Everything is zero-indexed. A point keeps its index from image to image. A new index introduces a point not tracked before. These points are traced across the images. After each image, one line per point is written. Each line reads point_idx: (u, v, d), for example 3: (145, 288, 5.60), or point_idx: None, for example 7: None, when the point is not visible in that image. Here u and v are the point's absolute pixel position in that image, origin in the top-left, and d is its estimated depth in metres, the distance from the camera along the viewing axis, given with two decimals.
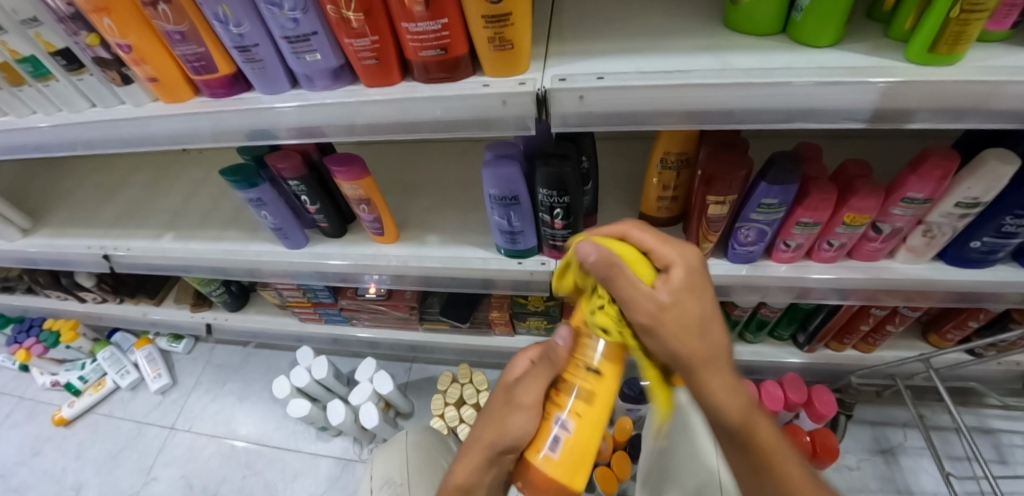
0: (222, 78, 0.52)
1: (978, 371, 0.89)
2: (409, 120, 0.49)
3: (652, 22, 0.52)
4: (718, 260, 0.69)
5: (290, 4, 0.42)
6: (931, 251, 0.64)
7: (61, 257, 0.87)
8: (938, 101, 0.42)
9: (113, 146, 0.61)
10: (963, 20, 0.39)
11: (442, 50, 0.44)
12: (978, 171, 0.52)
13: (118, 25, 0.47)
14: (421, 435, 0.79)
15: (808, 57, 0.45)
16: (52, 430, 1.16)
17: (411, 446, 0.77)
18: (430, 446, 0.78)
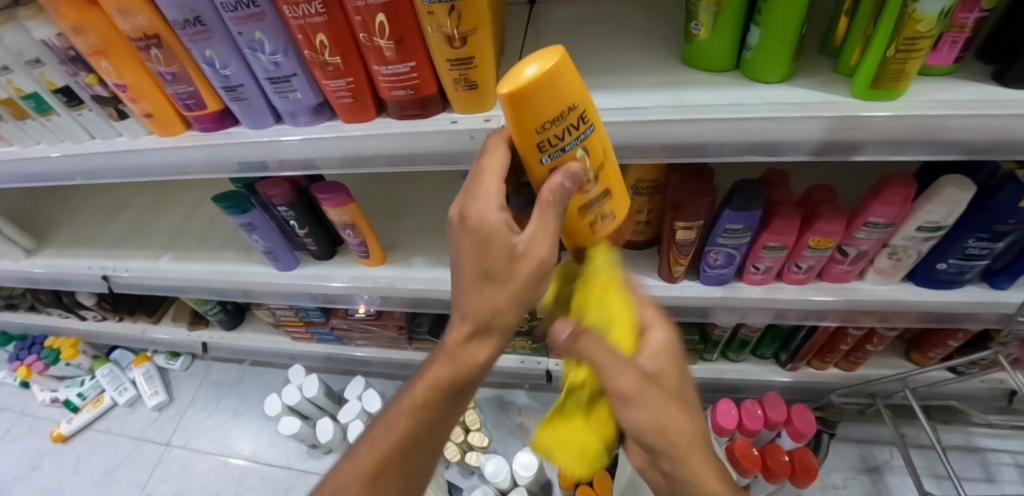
0: (211, 114, 0.56)
1: (961, 389, 0.89)
2: (386, 154, 0.52)
3: (616, 58, 0.55)
4: (692, 282, 0.71)
5: (271, 48, 0.46)
6: (899, 273, 0.66)
7: (63, 278, 0.90)
8: (882, 135, 0.45)
9: (111, 174, 0.64)
10: (902, 60, 0.41)
11: (413, 91, 0.47)
12: (936, 197, 0.54)
13: (115, 66, 0.51)
14: None
15: (759, 92, 0.47)
16: (51, 445, 1.18)
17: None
18: None
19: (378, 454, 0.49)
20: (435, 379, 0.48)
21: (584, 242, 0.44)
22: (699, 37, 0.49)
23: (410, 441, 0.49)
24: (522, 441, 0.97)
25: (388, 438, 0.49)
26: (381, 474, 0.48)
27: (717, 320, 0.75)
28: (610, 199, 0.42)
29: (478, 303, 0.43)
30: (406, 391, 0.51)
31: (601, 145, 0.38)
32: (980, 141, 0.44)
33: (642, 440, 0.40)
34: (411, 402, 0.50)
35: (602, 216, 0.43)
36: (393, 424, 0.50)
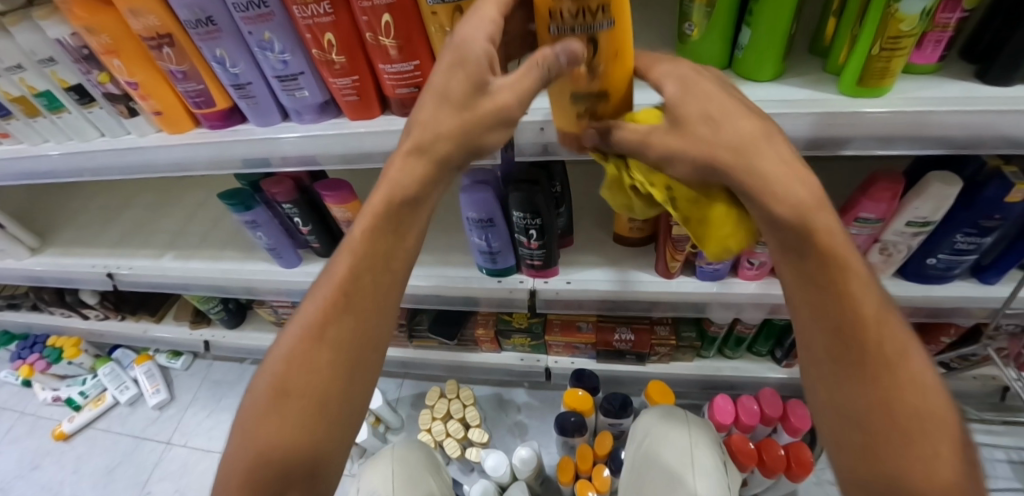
0: (219, 111, 0.57)
1: (954, 385, 0.90)
2: (389, 150, 0.53)
3: None
4: (687, 278, 0.71)
5: (279, 47, 0.47)
6: (889, 268, 0.68)
7: (67, 276, 0.91)
8: (868, 131, 0.47)
9: (118, 171, 0.66)
10: (886, 58, 0.43)
11: (416, 88, 0.49)
12: (923, 193, 0.56)
13: (127, 65, 0.52)
14: (407, 449, 0.80)
15: (750, 90, 0.49)
16: (52, 444, 1.18)
17: (395, 460, 0.78)
18: (416, 460, 0.79)
19: (298, 345, 0.39)
20: (353, 244, 0.41)
21: (571, 128, 0.40)
22: (692, 38, 0.51)
23: (335, 321, 0.40)
24: (521, 438, 0.98)
25: (305, 324, 0.40)
26: (307, 365, 0.39)
27: (713, 316, 0.76)
28: (607, 98, 0.37)
29: (425, 120, 0.37)
30: (321, 272, 0.42)
31: (620, 43, 0.33)
32: (962, 137, 0.46)
33: (889, 427, 0.34)
34: (328, 279, 0.41)
35: (592, 116, 0.38)
36: (309, 309, 0.41)
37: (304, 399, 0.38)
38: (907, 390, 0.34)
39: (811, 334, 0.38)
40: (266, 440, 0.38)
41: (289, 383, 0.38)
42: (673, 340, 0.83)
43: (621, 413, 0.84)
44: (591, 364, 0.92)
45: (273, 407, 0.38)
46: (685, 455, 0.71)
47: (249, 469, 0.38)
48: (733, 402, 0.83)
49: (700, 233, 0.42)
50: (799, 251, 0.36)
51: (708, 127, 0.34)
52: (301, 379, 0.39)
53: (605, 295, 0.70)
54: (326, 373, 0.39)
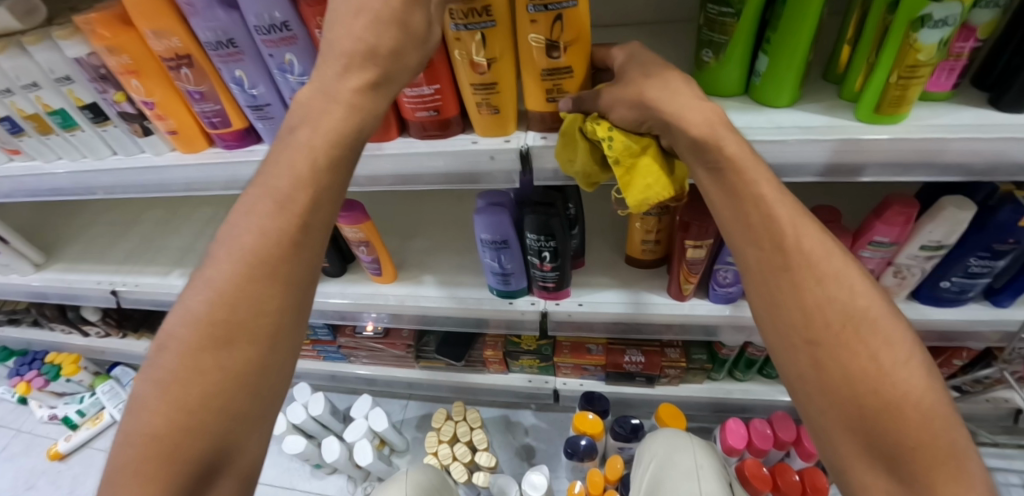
0: (235, 132, 0.57)
1: (968, 409, 0.89)
2: (406, 172, 0.53)
3: None
4: (700, 300, 0.70)
5: (300, 70, 0.47)
6: (903, 291, 0.67)
7: (72, 293, 0.90)
8: (884, 157, 0.47)
9: (130, 189, 0.65)
10: (903, 86, 0.44)
11: (435, 112, 0.49)
12: (937, 217, 0.56)
13: (145, 85, 0.52)
14: (421, 473, 0.77)
15: (768, 116, 0.50)
16: (47, 464, 1.15)
17: (411, 485, 0.75)
18: (431, 484, 0.76)
19: (240, 265, 0.34)
20: (299, 157, 0.35)
21: (541, 106, 0.47)
22: (709, 64, 0.51)
23: (284, 245, 0.34)
24: (529, 462, 0.96)
25: (247, 243, 0.34)
26: (252, 294, 0.33)
27: (727, 338, 0.74)
28: (574, 76, 0.44)
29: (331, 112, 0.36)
30: (241, 213, 0.35)
31: (580, 26, 0.40)
32: (980, 163, 0.46)
33: (881, 390, 0.32)
34: (269, 195, 0.35)
35: (558, 91, 0.45)
36: (248, 236, 0.34)
37: (248, 328, 0.33)
38: (837, 298, 0.34)
39: (775, 302, 0.36)
40: (194, 383, 0.32)
41: (234, 328, 0.33)
42: (685, 363, 0.81)
43: (631, 436, 0.82)
44: (601, 387, 0.90)
45: (204, 352, 0.32)
46: (690, 482, 0.69)
47: (172, 432, 0.31)
48: (744, 425, 0.82)
49: (625, 182, 0.45)
50: (729, 190, 0.38)
51: (641, 79, 0.40)
52: (244, 316, 0.33)
53: (618, 317, 0.70)
54: (272, 301, 0.34)
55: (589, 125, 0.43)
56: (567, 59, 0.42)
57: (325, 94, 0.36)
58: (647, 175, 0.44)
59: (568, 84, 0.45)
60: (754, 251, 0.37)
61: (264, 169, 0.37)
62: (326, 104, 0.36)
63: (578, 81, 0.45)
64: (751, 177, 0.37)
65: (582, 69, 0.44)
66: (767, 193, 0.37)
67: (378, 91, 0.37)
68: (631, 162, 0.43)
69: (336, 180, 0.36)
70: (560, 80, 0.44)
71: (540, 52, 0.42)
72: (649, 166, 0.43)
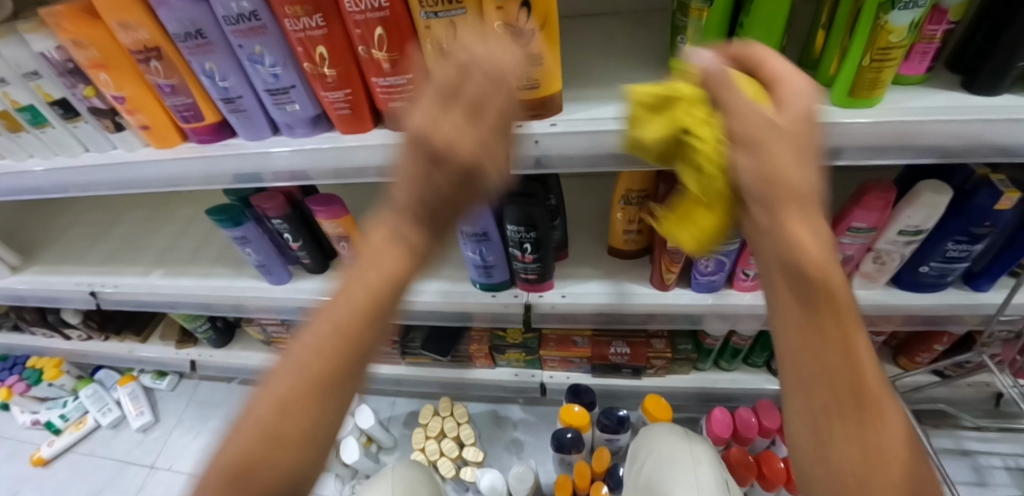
0: (209, 126, 0.56)
1: (952, 393, 0.89)
2: (383, 163, 0.52)
3: (607, 71, 0.57)
4: (683, 290, 0.70)
5: (271, 61, 0.47)
6: (883, 277, 0.67)
7: (50, 295, 0.89)
8: (858, 139, 0.47)
9: (103, 187, 0.64)
10: (876, 69, 0.44)
11: (409, 102, 0.48)
12: (914, 202, 0.56)
13: (114, 79, 0.52)
14: (410, 470, 0.77)
15: None
16: (30, 470, 1.13)
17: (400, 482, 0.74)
18: (419, 481, 0.76)
19: (310, 375, 0.30)
20: (384, 264, 0.33)
21: None
22: (684, 51, 0.52)
23: (351, 355, 0.32)
24: (517, 456, 0.96)
25: (296, 363, 0.31)
26: (297, 426, 0.30)
27: (710, 327, 0.75)
28: (543, 64, 0.44)
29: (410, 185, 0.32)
30: (317, 313, 0.33)
31: (546, 12, 0.40)
32: (954, 145, 0.46)
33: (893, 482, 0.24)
34: (352, 300, 0.32)
35: (528, 79, 0.45)
36: (317, 342, 0.31)
37: (287, 466, 0.29)
38: (858, 359, 0.25)
39: (793, 360, 0.25)
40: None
41: (276, 452, 0.29)
42: (670, 353, 0.81)
43: (617, 427, 0.82)
44: (589, 379, 0.90)
45: (242, 472, 0.29)
46: (685, 466, 0.70)
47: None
48: (730, 414, 0.82)
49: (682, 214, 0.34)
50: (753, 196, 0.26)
51: None
52: (297, 432, 0.30)
53: (601, 308, 0.70)
54: (314, 433, 0.30)
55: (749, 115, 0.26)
56: (535, 47, 0.42)
57: (388, 237, 0.34)
58: (704, 219, 0.32)
59: (537, 72, 0.44)
60: (784, 287, 0.25)
61: (351, 268, 0.34)
62: (409, 202, 0.33)
63: (547, 68, 0.44)
64: (781, 176, 0.25)
65: (550, 57, 0.44)
66: (821, 231, 0.25)
67: (440, 161, 0.31)
68: (693, 196, 0.32)
69: (395, 309, 0.33)
70: (529, 68, 0.44)
71: (509, 39, 0.41)
72: (722, 201, 0.30)
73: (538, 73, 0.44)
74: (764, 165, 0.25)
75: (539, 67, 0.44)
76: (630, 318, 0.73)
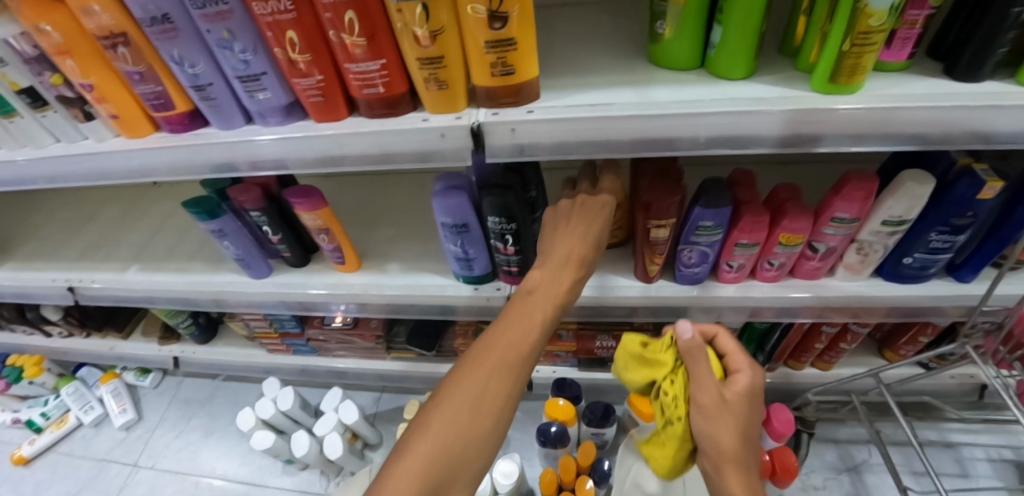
0: (180, 115, 0.55)
1: (936, 386, 0.89)
2: (356, 152, 0.51)
3: (588, 59, 0.56)
4: (667, 282, 0.70)
5: (240, 46, 0.45)
6: (867, 268, 0.67)
7: (25, 291, 0.87)
8: (840, 125, 0.47)
9: (74, 179, 0.63)
10: (857, 54, 0.43)
11: (383, 89, 0.48)
12: (897, 192, 0.56)
13: (81, 66, 0.50)
14: None
15: (722, 88, 0.49)
16: (10, 470, 1.12)
17: None
18: None
19: (501, 361, 0.46)
20: (549, 297, 0.51)
21: (488, 81, 0.46)
22: (663, 37, 0.51)
23: (525, 356, 0.48)
24: (503, 451, 0.95)
25: (497, 357, 0.47)
26: (499, 394, 0.45)
27: (693, 320, 0.74)
28: (518, 48, 0.43)
29: (543, 278, 0.51)
30: (498, 322, 0.50)
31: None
32: (932, 132, 0.46)
33: None
34: (523, 317, 0.49)
35: (503, 65, 0.44)
36: (500, 343, 0.47)
37: (490, 422, 0.44)
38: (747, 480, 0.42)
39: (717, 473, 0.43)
40: (454, 444, 0.43)
41: (483, 406, 0.44)
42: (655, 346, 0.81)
43: (602, 421, 0.82)
44: (575, 373, 0.89)
45: (460, 414, 0.44)
46: None
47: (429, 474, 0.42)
48: None
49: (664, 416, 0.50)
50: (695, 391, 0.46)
51: None
52: (489, 401, 0.45)
53: (585, 301, 0.69)
54: (508, 406, 0.46)
55: (697, 360, 0.47)
56: (510, 30, 0.41)
57: (550, 279, 0.51)
58: (673, 433, 0.50)
59: (512, 57, 0.43)
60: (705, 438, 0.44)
61: (516, 296, 0.52)
62: (565, 264, 0.52)
63: (522, 53, 0.44)
64: (699, 375, 0.46)
65: (525, 40, 0.43)
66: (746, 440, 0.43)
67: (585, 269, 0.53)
68: (666, 415, 0.50)
69: (551, 330, 0.51)
70: (504, 53, 0.43)
71: (482, 22, 0.40)
72: (683, 426, 0.48)
73: (514, 58, 0.44)
74: (722, 430, 0.43)
75: (514, 51, 0.43)
76: (614, 310, 0.73)
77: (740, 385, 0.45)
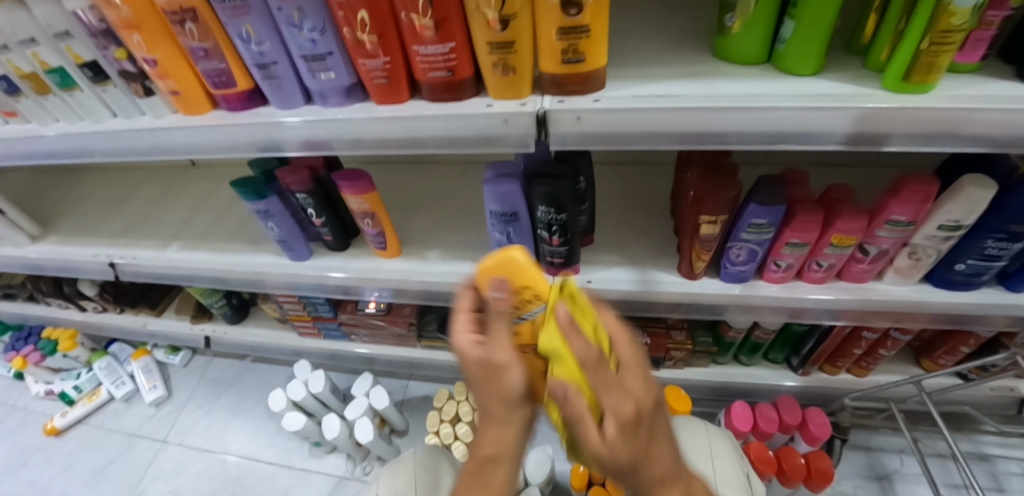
0: (240, 93, 0.55)
1: (974, 397, 0.88)
2: (415, 136, 0.51)
3: (648, 51, 0.56)
4: (711, 280, 0.70)
5: (309, 25, 0.45)
6: (917, 273, 0.66)
7: (67, 265, 0.88)
8: (913, 125, 0.45)
9: (128, 154, 0.63)
10: (933, 53, 0.42)
11: (450, 72, 0.47)
12: (956, 196, 0.54)
13: (146, 41, 0.50)
14: (431, 455, 0.76)
15: (789, 84, 0.48)
16: (42, 440, 1.14)
17: (419, 467, 0.73)
18: (442, 468, 0.75)
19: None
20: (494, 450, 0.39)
21: (556, 68, 0.45)
22: (731, 30, 0.51)
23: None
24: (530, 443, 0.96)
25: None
26: None
27: (733, 319, 0.73)
28: (591, 36, 0.42)
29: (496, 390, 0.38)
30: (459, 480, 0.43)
31: None
32: (1008, 136, 0.44)
33: None
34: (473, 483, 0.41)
35: (574, 52, 0.44)
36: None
37: None
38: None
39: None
40: None
41: None
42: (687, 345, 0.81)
43: None
44: None
45: None
46: (706, 463, 0.69)
47: None
48: (749, 408, 0.80)
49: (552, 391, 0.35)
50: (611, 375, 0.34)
51: None
52: None
53: (627, 295, 0.69)
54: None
55: (578, 336, 0.34)
56: (585, 17, 0.41)
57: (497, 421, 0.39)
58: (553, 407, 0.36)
59: (584, 44, 0.43)
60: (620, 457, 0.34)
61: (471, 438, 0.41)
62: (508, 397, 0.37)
63: (594, 40, 0.43)
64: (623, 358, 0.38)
65: (598, 27, 0.42)
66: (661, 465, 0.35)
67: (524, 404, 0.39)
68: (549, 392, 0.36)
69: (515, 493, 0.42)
70: (575, 39, 0.42)
71: (558, 7, 0.40)
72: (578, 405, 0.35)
73: (586, 45, 0.43)
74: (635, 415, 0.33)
75: (587, 38, 0.42)
76: (653, 306, 0.72)
77: (629, 356, 0.38)
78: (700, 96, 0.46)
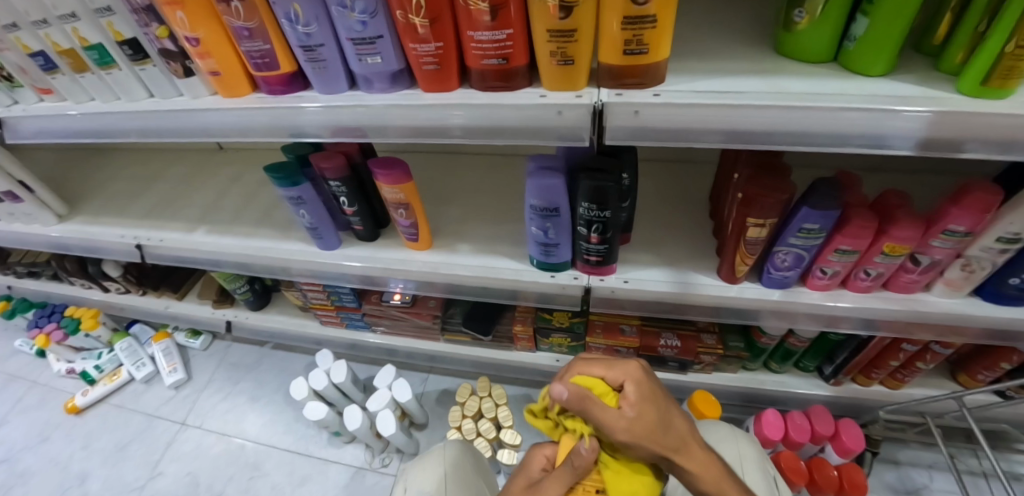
0: (281, 75, 0.54)
1: (1012, 416, 0.85)
2: (463, 125, 0.50)
3: (706, 46, 0.54)
4: (751, 284, 0.68)
5: (361, 7, 0.44)
6: (969, 286, 0.63)
7: (93, 245, 0.88)
8: (993, 132, 0.42)
9: (163, 135, 0.62)
10: (1017, 56, 0.39)
11: (504, 60, 0.46)
12: (1019, 206, 0.52)
13: (190, 18, 0.49)
14: (457, 450, 0.75)
15: (858, 85, 0.46)
16: (64, 417, 1.15)
17: (446, 462, 0.73)
18: (467, 464, 0.74)
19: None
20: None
21: (617, 59, 0.43)
22: (798, 26, 0.48)
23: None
24: None
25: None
26: None
27: (770, 325, 0.72)
28: (658, 25, 0.40)
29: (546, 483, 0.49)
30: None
31: None
32: None
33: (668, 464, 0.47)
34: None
35: (637, 43, 0.41)
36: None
37: None
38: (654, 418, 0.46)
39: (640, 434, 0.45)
40: None
41: None
42: (719, 350, 0.79)
43: None
44: None
45: None
46: None
47: None
48: (780, 416, 0.79)
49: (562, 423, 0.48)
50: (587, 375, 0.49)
51: None
52: None
53: (663, 296, 0.67)
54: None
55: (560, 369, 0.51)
56: (654, 5, 0.38)
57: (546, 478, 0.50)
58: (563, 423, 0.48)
59: (649, 34, 0.41)
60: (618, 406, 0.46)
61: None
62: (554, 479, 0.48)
63: (660, 30, 0.41)
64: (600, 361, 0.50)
65: (666, 17, 0.40)
66: (666, 419, 0.47)
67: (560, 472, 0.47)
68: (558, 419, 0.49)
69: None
70: (640, 29, 0.40)
71: None
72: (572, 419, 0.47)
73: (653, 35, 0.41)
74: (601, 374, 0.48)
75: (653, 28, 0.40)
76: (689, 310, 0.70)
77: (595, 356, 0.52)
78: (767, 94, 0.44)
